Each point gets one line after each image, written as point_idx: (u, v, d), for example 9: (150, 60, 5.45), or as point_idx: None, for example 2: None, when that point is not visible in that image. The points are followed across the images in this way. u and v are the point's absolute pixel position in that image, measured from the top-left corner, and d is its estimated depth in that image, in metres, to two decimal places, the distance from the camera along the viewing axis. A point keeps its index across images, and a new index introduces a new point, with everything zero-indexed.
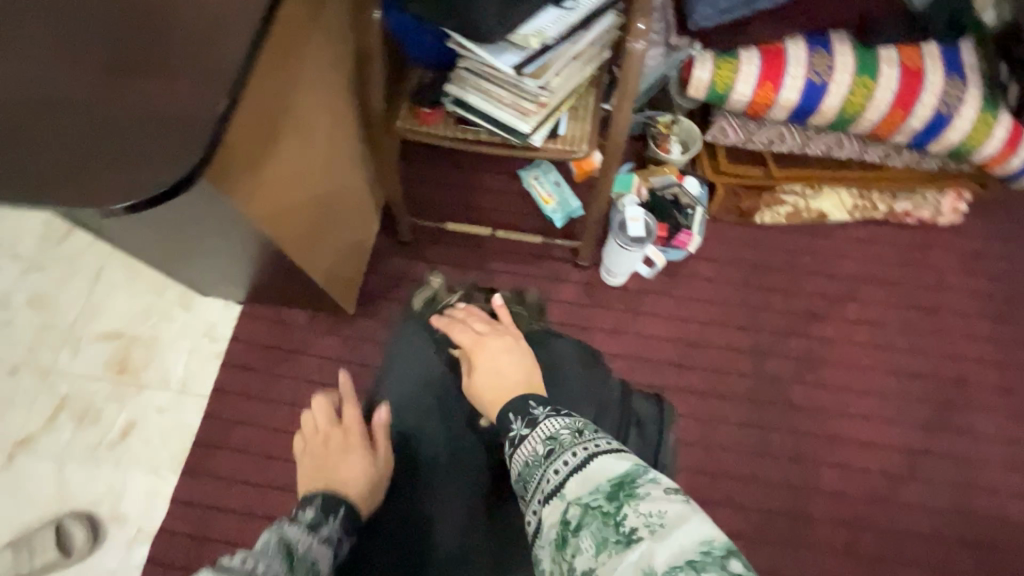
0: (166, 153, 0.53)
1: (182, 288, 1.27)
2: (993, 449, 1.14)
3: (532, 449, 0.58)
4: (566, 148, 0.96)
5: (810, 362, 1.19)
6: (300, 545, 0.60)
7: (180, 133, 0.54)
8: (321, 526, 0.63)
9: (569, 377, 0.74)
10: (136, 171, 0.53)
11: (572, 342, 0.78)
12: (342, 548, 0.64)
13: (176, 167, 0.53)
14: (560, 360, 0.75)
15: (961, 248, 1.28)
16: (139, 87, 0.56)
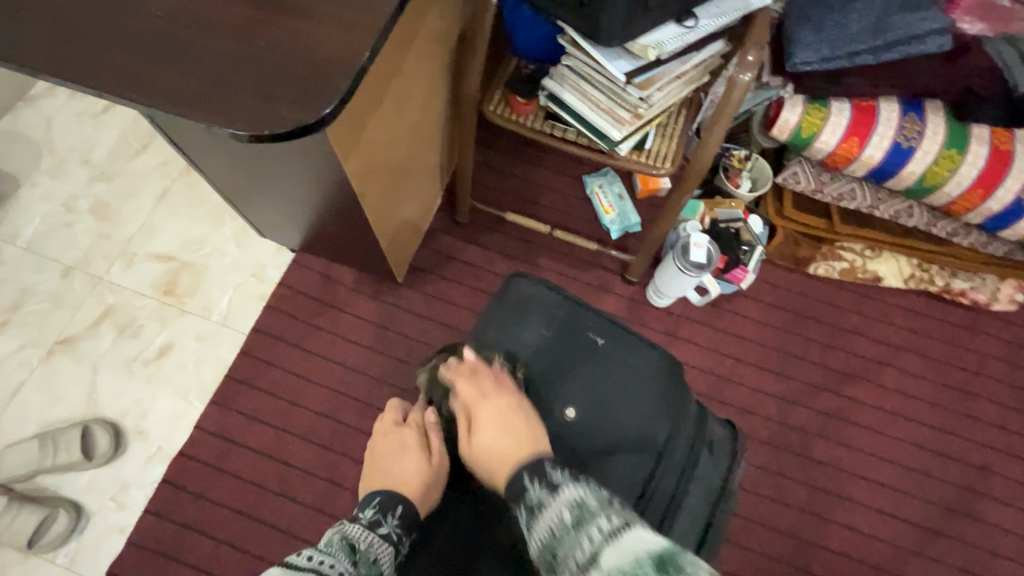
0: (303, 91, 0.55)
1: (239, 226, 1.29)
2: (1006, 543, 1.12)
3: (555, 511, 0.56)
4: (648, 163, 0.97)
5: (838, 420, 1.19)
6: (363, 542, 0.61)
7: (320, 76, 0.56)
8: (381, 526, 0.64)
9: (656, 392, 0.72)
10: (270, 102, 0.55)
11: (662, 352, 0.74)
12: (404, 547, 0.65)
13: (309, 108, 0.54)
14: (652, 374, 0.72)
15: (1011, 338, 1.27)
16: (287, 26, 0.58)
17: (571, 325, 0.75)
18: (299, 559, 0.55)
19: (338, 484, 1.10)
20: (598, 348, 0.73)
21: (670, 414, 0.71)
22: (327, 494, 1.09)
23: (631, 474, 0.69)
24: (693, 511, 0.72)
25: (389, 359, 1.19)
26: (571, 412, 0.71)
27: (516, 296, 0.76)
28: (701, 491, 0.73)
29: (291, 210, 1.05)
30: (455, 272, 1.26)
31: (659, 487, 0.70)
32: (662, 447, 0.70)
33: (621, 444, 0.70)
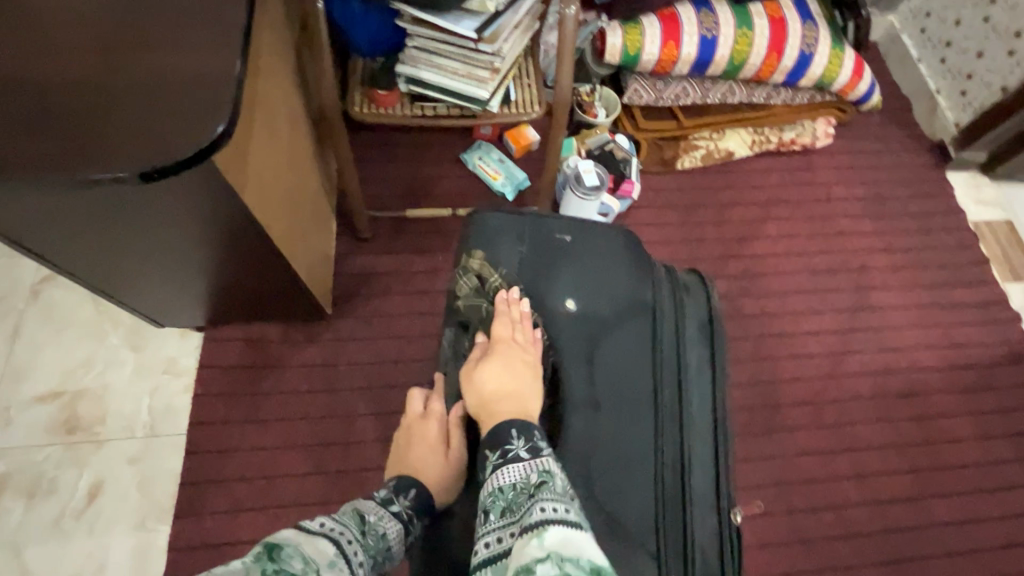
0: (184, 116, 0.56)
1: (127, 329, 1.16)
2: (900, 316, 1.37)
3: (523, 475, 0.61)
4: (519, 112, 1.03)
5: (749, 277, 1.37)
6: (371, 515, 0.67)
7: (202, 98, 0.57)
8: (392, 504, 0.70)
9: (626, 259, 0.79)
10: (160, 138, 0.55)
11: (616, 227, 0.82)
12: (413, 530, 0.70)
13: (203, 129, 0.56)
14: (615, 246, 0.80)
15: (838, 164, 1.55)
16: (147, 62, 0.58)
17: (537, 235, 0.80)
18: (315, 525, 0.60)
19: None
20: (568, 244, 0.79)
21: (644, 273, 0.79)
22: None
23: (638, 333, 0.75)
24: (699, 345, 0.78)
25: (351, 392, 1.15)
26: (569, 304, 0.76)
27: (480, 229, 0.81)
28: (695, 327, 0.78)
29: (188, 281, 0.97)
30: (380, 286, 1.24)
31: (664, 335, 0.76)
32: (651, 302, 0.77)
33: (620, 312, 0.76)
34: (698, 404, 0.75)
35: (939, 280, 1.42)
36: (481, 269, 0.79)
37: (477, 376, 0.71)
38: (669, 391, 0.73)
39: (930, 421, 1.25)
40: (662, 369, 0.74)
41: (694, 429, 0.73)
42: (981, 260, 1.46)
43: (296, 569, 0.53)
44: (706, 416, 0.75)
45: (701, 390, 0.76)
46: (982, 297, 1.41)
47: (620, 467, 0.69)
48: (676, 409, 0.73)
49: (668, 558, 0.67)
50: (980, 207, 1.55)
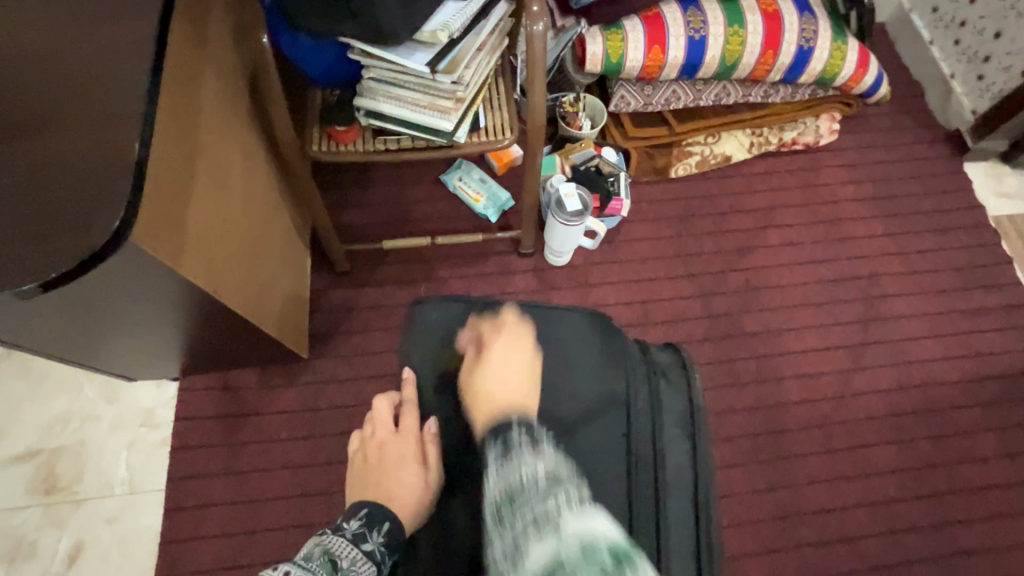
0: (77, 217, 0.56)
1: (103, 380, 1.13)
2: (915, 326, 1.27)
3: (527, 468, 0.57)
4: (489, 139, 0.96)
5: (750, 292, 1.29)
6: (343, 558, 0.64)
7: (95, 196, 0.57)
8: (365, 541, 0.66)
9: (593, 350, 0.73)
10: (61, 241, 0.56)
11: (583, 311, 0.76)
12: (386, 567, 0.66)
13: (96, 231, 0.56)
14: (576, 334, 0.74)
15: (845, 162, 1.45)
16: (50, 154, 0.59)
17: (490, 325, 0.75)
18: (278, 573, 0.58)
19: None
20: (524, 335, 0.74)
21: (615, 364, 0.72)
22: None
23: (605, 428, 0.69)
24: (678, 444, 0.70)
25: (333, 437, 1.10)
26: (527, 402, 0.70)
27: (422, 326, 0.77)
28: (674, 422, 0.71)
29: (152, 338, 0.93)
30: (360, 321, 1.19)
31: (637, 434, 0.69)
32: (624, 397, 0.71)
33: (587, 411, 0.70)
34: (678, 512, 0.67)
35: (958, 283, 1.33)
36: (431, 373, 0.75)
37: (477, 383, 0.69)
38: (644, 498, 0.67)
39: (951, 440, 1.17)
40: (636, 475, 0.67)
41: (674, 541, 0.66)
42: (1003, 259, 1.36)
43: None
44: (688, 528, 0.67)
45: (682, 497, 0.68)
46: (1005, 300, 1.31)
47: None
48: (652, 520, 0.66)
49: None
50: (1000, 201, 1.44)
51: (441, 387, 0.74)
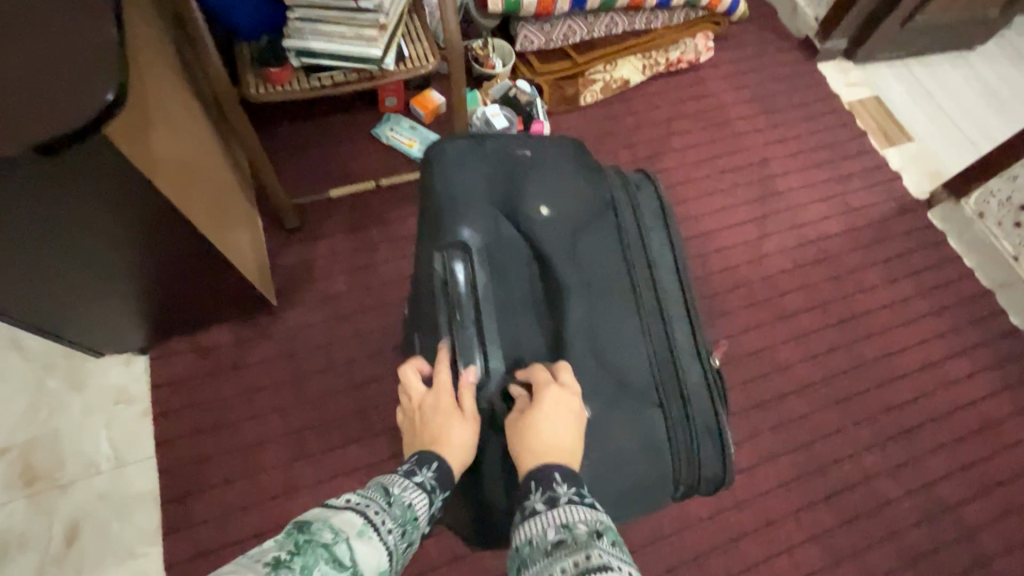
0: (72, 81, 0.52)
1: (64, 369, 1.11)
2: (803, 195, 1.50)
3: (541, 529, 0.52)
4: (415, 66, 1.05)
5: (666, 190, 1.46)
6: (395, 487, 0.58)
7: (85, 61, 0.53)
8: (415, 475, 0.61)
9: (582, 165, 0.87)
10: (52, 109, 0.51)
11: (566, 141, 0.89)
12: (437, 500, 0.61)
13: (91, 92, 0.51)
14: (567, 156, 0.86)
15: (723, 74, 1.67)
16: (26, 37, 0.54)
17: (498, 152, 0.84)
18: (341, 500, 0.52)
19: None
20: (529, 157, 0.84)
21: (600, 176, 0.87)
22: None
23: (605, 227, 0.83)
24: (658, 234, 0.86)
25: (316, 376, 1.15)
26: (545, 209, 0.80)
27: (443, 158, 0.83)
28: (652, 218, 0.87)
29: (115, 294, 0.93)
30: (322, 270, 1.25)
31: (629, 226, 0.84)
32: (610, 200, 0.85)
33: (589, 209, 0.83)
34: (670, 282, 0.83)
35: (829, 157, 1.58)
36: (465, 188, 0.80)
37: (438, 427, 0.67)
38: (643, 271, 0.82)
39: (845, 279, 1.40)
40: (632, 255, 0.82)
41: (672, 303, 0.82)
42: (860, 134, 1.63)
43: (325, 541, 0.46)
44: (677, 291, 0.83)
45: (669, 270, 0.84)
46: (866, 164, 1.58)
47: (615, 339, 0.77)
48: (652, 286, 0.82)
49: (669, 408, 0.76)
50: (850, 89, 1.72)
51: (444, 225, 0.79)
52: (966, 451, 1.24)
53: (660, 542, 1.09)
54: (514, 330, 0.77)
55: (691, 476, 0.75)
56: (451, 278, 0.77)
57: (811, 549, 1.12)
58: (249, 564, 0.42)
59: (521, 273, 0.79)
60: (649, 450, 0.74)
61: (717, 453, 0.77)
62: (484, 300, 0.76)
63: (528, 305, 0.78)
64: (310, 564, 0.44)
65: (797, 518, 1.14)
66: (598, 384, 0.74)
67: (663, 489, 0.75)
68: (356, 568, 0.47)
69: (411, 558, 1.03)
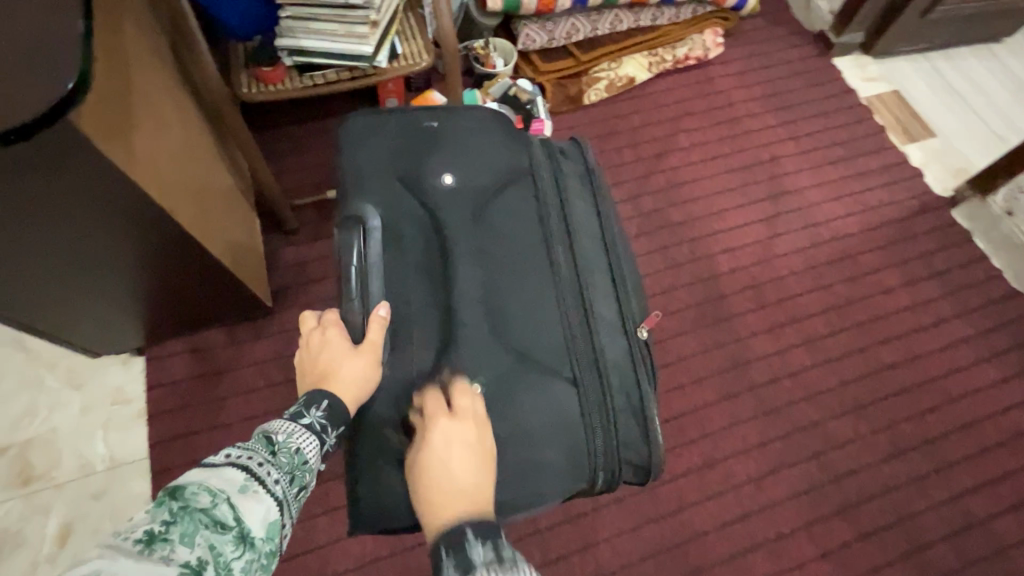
0: (35, 73, 0.54)
1: (64, 368, 1.12)
2: (817, 193, 1.44)
3: None
4: (408, 64, 1.04)
5: (672, 189, 1.42)
6: (280, 435, 0.56)
7: (48, 53, 0.55)
8: (303, 417, 0.59)
9: (498, 133, 0.83)
10: (14, 98, 0.53)
11: (485, 110, 0.86)
12: (329, 439, 0.60)
13: (52, 83, 0.53)
14: (483, 124, 0.84)
15: (733, 71, 1.62)
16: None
17: (407, 124, 0.82)
18: (218, 457, 0.50)
19: (336, 508, 1.02)
20: (438, 128, 0.82)
21: (521, 144, 0.84)
22: (332, 524, 1.02)
23: (520, 194, 0.80)
24: (582, 202, 0.83)
25: None
26: (449, 178, 0.78)
27: (349, 132, 0.81)
28: (576, 185, 0.84)
29: (106, 293, 0.93)
30: (318, 271, 1.24)
31: (546, 193, 0.80)
32: (529, 167, 0.82)
33: (500, 179, 0.80)
34: (591, 250, 0.79)
35: (845, 154, 1.51)
36: (366, 163, 0.79)
37: (326, 361, 0.65)
38: (559, 239, 0.77)
39: (862, 280, 1.33)
40: (549, 221, 0.78)
41: (592, 270, 0.78)
42: (878, 130, 1.56)
43: (201, 505, 0.44)
44: (600, 260, 0.79)
45: (591, 236, 0.80)
46: (885, 161, 1.51)
47: (521, 309, 0.73)
48: (570, 255, 0.77)
49: (583, 382, 0.71)
50: (867, 84, 1.65)
51: (349, 198, 0.77)
52: (994, 463, 1.16)
53: (661, 554, 1.05)
54: (414, 305, 0.73)
55: (610, 457, 0.69)
56: (344, 251, 0.73)
57: (825, 565, 1.06)
58: (117, 544, 0.39)
59: (423, 245, 0.76)
60: (558, 429, 0.68)
61: (639, 434, 0.71)
62: (378, 274, 0.73)
63: (428, 279, 0.74)
64: (189, 532, 0.42)
65: (809, 531, 1.08)
66: (501, 359, 0.70)
67: (576, 475, 0.68)
68: (242, 525, 0.46)
69: (400, 565, 1.00)
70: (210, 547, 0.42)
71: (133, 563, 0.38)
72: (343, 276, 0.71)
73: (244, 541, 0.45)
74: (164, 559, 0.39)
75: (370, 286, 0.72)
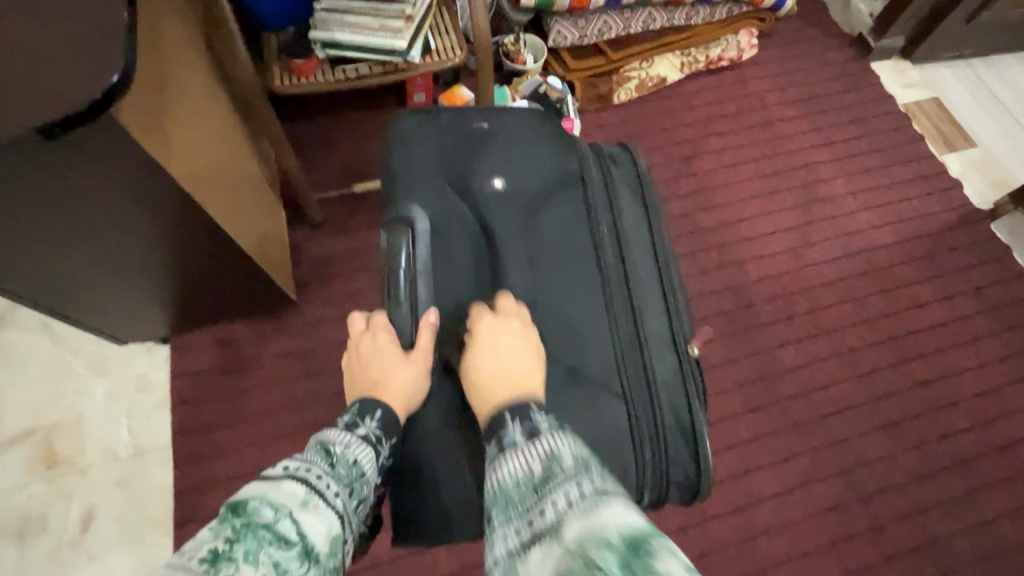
0: (81, 63, 0.53)
1: (90, 355, 1.13)
2: (852, 202, 1.40)
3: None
4: (441, 60, 1.02)
5: (702, 193, 1.39)
6: (338, 445, 0.56)
7: (95, 43, 0.54)
8: (357, 427, 0.59)
9: (548, 137, 0.81)
10: (61, 89, 0.52)
11: (535, 111, 0.83)
12: (384, 450, 0.59)
13: (98, 75, 0.53)
14: (532, 127, 0.81)
15: (767, 73, 1.58)
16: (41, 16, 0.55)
17: (455, 125, 0.80)
18: (277, 470, 0.50)
19: None
20: (487, 129, 0.80)
21: (571, 149, 0.81)
22: None
23: (569, 202, 0.78)
24: (635, 211, 0.80)
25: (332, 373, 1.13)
26: (498, 183, 0.76)
27: (397, 132, 0.80)
28: (628, 193, 0.80)
29: (138, 283, 0.94)
30: (343, 265, 1.23)
31: (598, 200, 0.78)
32: (579, 173, 0.79)
33: (550, 186, 0.78)
34: (643, 262, 0.76)
35: (882, 162, 1.47)
36: (414, 164, 0.77)
37: (376, 371, 0.64)
38: (610, 250, 0.75)
39: (896, 293, 1.29)
40: (600, 232, 0.76)
41: (643, 283, 0.75)
42: (917, 138, 1.51)
43: (263, 521, 0.44)
44: (651, 272, 0.76)
45: (643, 249, 0.77)
46: (923, 171, 1.46)
47: (570, 322, 0.71)
48: (620, 268, 0.75)
49: (633, 400, 0.69)
50: (907, 90, 1.60)
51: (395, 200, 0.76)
52: None
53: None
54: (461, 313, 0.72)
55: (657, 478, 0.67)
56: (393, 254, 0.72)
57: None
58: (182, 562, 0.39)
59: (469, 252, 0.74)
60: (606, 446, 0.67)
61: (688, 456, 0.69)
62: (426, 279, 0.72)
63: (475, 287, 0.73)
64: (253, 550, 0.41)
65: (834, 550, 1.06)
66: (550, 372, 0.68)
67: (622, 494, 0.67)
68: (305, 541, 0.45)
69: (418, 566, 0.99)
70: (276, 565, 0.42)
71: None
72: (390, 281, 0.71)
73: (309, 557, 0.45)
74: None
75: (417, 292, 0.71)
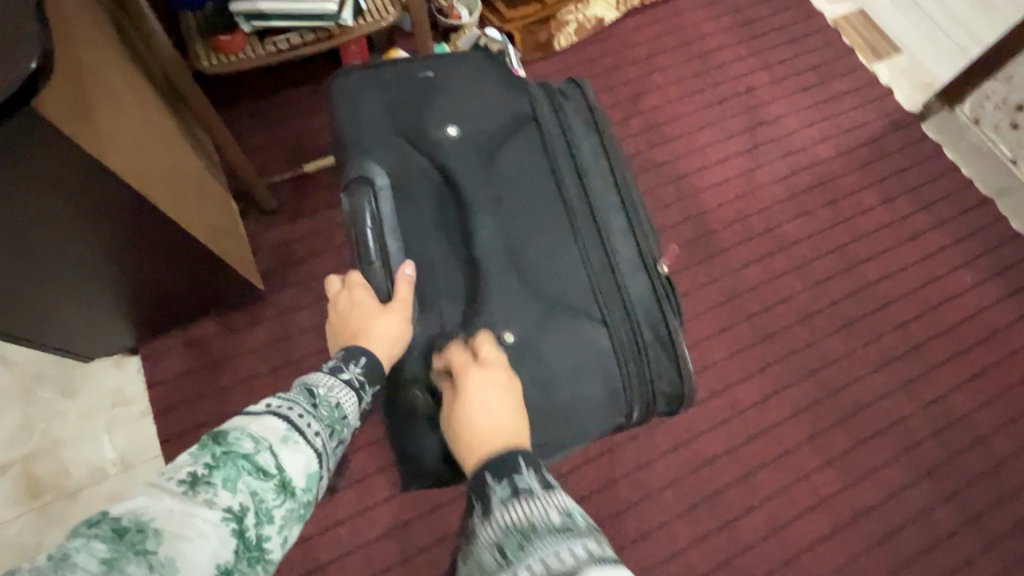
0: None
1: (54, 378, 1.08)
2: (794, 121, 1.45)
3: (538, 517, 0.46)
4: (375, 19, 0.98)
5: (653, 129, 1.41)
6: (321, 388, 0.56)
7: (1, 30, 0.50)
8: (342, 372, 0.59)
9: (495, 78, 0.82)
10: None
11: (479, 56, 0.84)
12: (366, 396, 0.60)
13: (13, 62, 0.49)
14: (479, 71, 0.82)
15: (701, 3, 1.59)
16: None
17: (400, 77, 0.80)
18: (259, 406, 0.50)
19: (360, 480, 1.03)
20: (434, 77, 0.80)
21: (520, 89, 0.82)
22: (356, 496, 1.03)
23: (526, 141, 0.79)
24: (590, 142, 0.82)
25: (313, 358, 1.12)
26: (453, 129, 0.77)
27: (344, 91, 0.79)
28: (581, 123, 0.83)
29: (92, 296, 0.89)
30: (305, 250, 1.20)
31: (553, 136, 0.79)
32: (531, 112, 0.80)
33: (505, 126, 0.79)
34: (604, 190, 0.79)
35: (818, 79, 1.52)
36: (366, 120, 0.77)
37: (360, 322, 0.65)
38: (571, 181, 0.77)
39: (843, 202, 1.36)
40: (560, 166, 0.78)
41: (607, 210, 0.78)
42: (847, 51, 1.56)
43: (244, 452, 0.45)
44: (613, 198, 0.79)
45: (603, 177, 0.80)
46: (857, 82, 1.52)
47: (542, 254, 0.73)
48: (583, 197, 0.77)
49: (612, 320, 0.72)
50: (834, 5, 1.64)
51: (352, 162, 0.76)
52: (973, 360, 1.24)
53: (677, 482, 1.10)
54: (437, 262, 0.73)
55: (643, 390, 0.71)
56: (359, 215, 0.73)
57: (829, 473, 1.13)
58: (164, 484, 0.41)
59: (433, 200, 0.75)
60: (591, 366, 0.70)
61: (670, 364, 0.72)
62: (394, 231, 0.73)
63: (443, 233, 0.74)
64: (232, 477, 0.43)
65: (810, 444, 1.15)
66: (530, 306, 0.71)
67: (613, 409, 0.71)
68: (284, 474, 0.47)
69: (431, 526, 1.02)
70: (253, 494, 0.44)
71: (178, 502, 0.40)
72: (360, 241, 0.71)
73: (285, 490, 0.46)
74: (206, 503, 0.41)
75: (389, 245, 0.72)
